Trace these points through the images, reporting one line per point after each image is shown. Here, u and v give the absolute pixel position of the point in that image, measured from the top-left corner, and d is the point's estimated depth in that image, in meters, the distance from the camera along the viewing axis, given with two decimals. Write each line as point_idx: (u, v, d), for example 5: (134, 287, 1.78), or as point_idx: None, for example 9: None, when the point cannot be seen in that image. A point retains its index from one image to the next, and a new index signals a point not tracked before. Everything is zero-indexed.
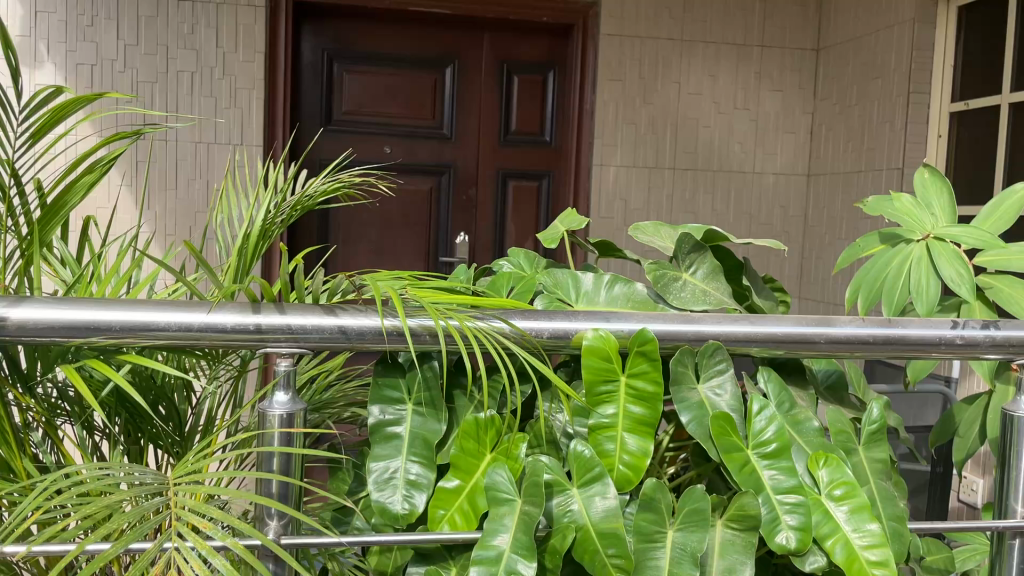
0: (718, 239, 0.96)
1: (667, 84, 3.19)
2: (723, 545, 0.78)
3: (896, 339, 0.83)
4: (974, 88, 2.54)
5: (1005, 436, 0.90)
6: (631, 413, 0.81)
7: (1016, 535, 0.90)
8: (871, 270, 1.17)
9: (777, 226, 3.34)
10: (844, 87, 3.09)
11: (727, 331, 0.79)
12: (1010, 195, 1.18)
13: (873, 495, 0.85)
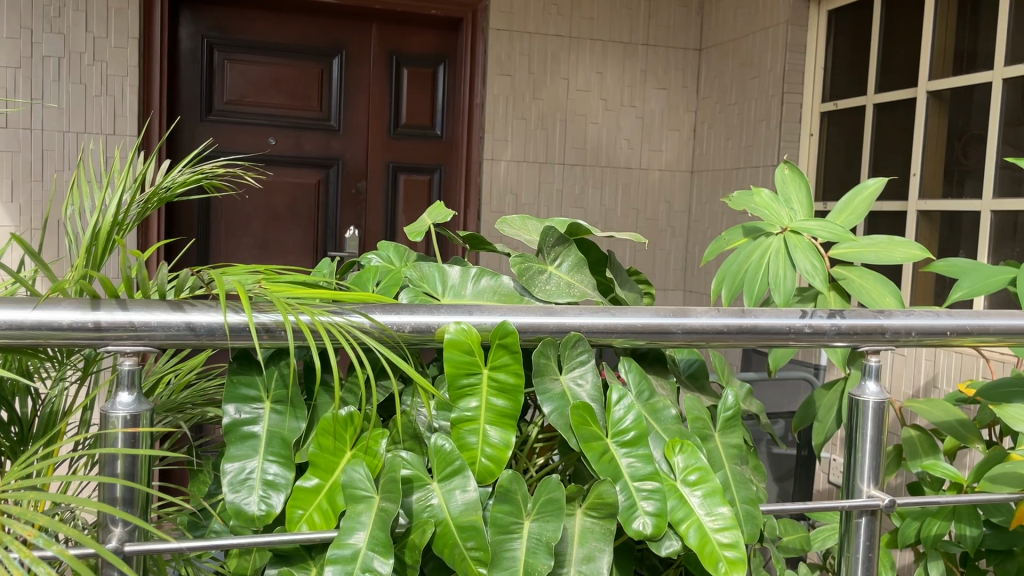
0: (583, 234, 0.97)
1: (556, 79, 3.23)
2: (582, 533, 0.79)
3: (749, 328, 0.86)
4: (842, 88, 2.67)
5: (851, 421, 0.95)
6: (494, 405, 0.81)
7: (863, 514, 0.94)
8: (734, 262, 1.21)
9: (662, 221, 3.43)
10: (724, 85, 3.19)
11: (587, 323, 0.81)
12: (863, 190, 1.24)
13: (727, 479, 0.89)
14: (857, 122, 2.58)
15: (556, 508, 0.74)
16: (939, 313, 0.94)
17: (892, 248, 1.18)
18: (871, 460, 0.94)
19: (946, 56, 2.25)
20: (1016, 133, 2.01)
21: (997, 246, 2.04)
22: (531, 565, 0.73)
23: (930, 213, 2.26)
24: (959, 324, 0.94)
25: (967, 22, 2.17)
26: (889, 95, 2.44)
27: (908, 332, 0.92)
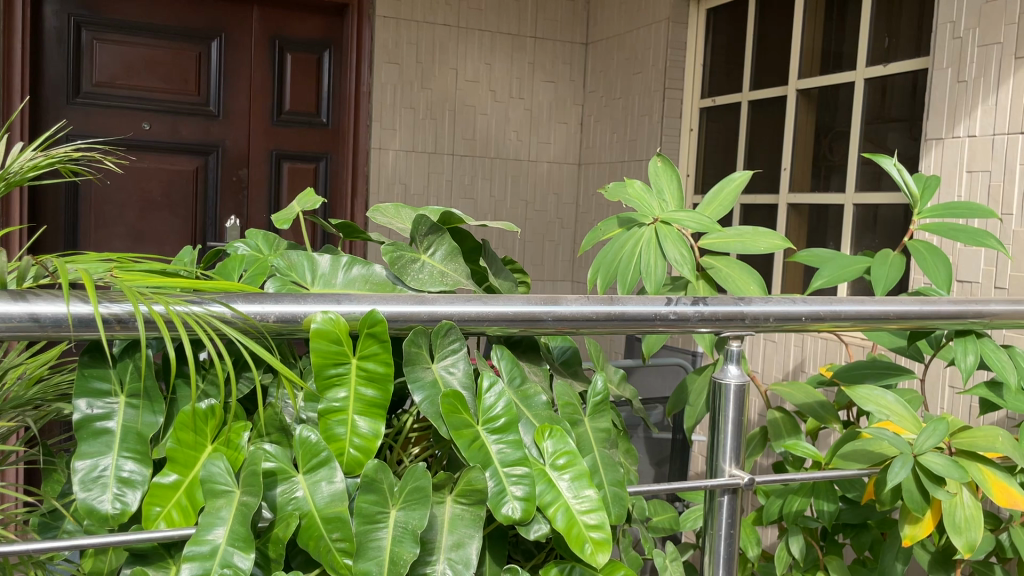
0: (456, 223, 0.96)
1: (444, 70, 3.22)
2: (452, 520, 0.80)
3: (617, 315, 0.88)
4: (719, 86, 2.76)
5: (715, 404, 0.99)
6: (364, 395, 0.80)
7: (725, 492, 0.99)
8: (609, 253, 1.23)
9: (551, 212, 3.48)
10: (610, 80, 3.26)
11: (458, 311, 0.81)
12: (730, 182, 1.28)
13: (596, 462, 0.91)
14: (733, 118, 2.68)
15: (423, 496, 0.74)
16: (795, 300, 0.99)
17: (756, 238, 1.23)
18: (733, 441, 0.99)
19: (814, 56, 2.36)
20: (875, 130, 2.12)
21: (859, 237, 2.15)
22: (396, 554, 0.73)
23: (800, 206, 2.37)
24: (812, 310, 0.99)
25: (833, 25, 2.28)
26: (763, 92, 2.54)
27: (766, 318, 0.96)
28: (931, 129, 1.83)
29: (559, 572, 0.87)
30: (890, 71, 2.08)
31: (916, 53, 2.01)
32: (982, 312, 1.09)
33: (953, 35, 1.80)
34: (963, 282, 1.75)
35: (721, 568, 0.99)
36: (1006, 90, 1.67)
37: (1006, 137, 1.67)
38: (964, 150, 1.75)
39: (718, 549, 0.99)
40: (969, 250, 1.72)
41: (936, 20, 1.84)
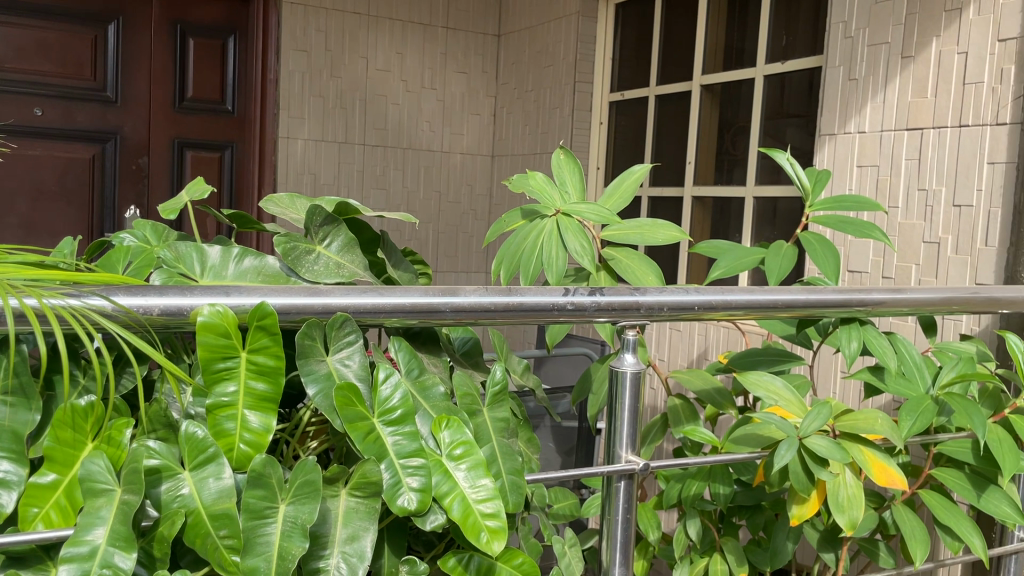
0: (352, 213, 0.95)
1: (354, 58, 3.18)
2: (346, 513, 0.79)
3: (514, 306, 0.89)
4: (628, 79, 2.81)
5: (612, 392, 1.01)
6: (254, 389, 0.78)
7: (622, 478, 1.01)
8: (512, 243, 1.25)
9: (464, 203, 3.48)
10: (521, 72, 3.28)
11: (353, 303, 0.80)
12: (629, 175, 1.31)
13: (494, 452, 0.91)
14: (641, 111, 2.72)
15: (314, 490, 0.73)
16: (689, 290, 1.02)
17: (655, 230, 1.26)
18: (629, 428, 1.01)
19: (717, 52, 2.42)
20: (775, 125, 2.19)
21: (759, 229, 2.22)
22: (284, 549, 0.72)
23: (704, 199, 2.43)
24: (704, 300, 1.02)
25: (735, 22, 2.34)
26: (669, 87, 2.59)
27: (661, 308, 0.99)
28: (825, 124, 1.90)
29: (457, 562, 0.88)
30: (788, 68, 2.15)
31: (811, 52, 2.08)
32: (865, 300, 1.14)
33: (845, 34, 1.87)
34: (854, 272, 1.82)
35: (617, 552, 1.01)
36: (893, 88, 1.75)
37: (893, 133, 1.74)
38: (854, 146, 1.83)
39: (615, 534, 1.01)
40: (859, 242, 1.80)
41: (830, 20, 1.91)
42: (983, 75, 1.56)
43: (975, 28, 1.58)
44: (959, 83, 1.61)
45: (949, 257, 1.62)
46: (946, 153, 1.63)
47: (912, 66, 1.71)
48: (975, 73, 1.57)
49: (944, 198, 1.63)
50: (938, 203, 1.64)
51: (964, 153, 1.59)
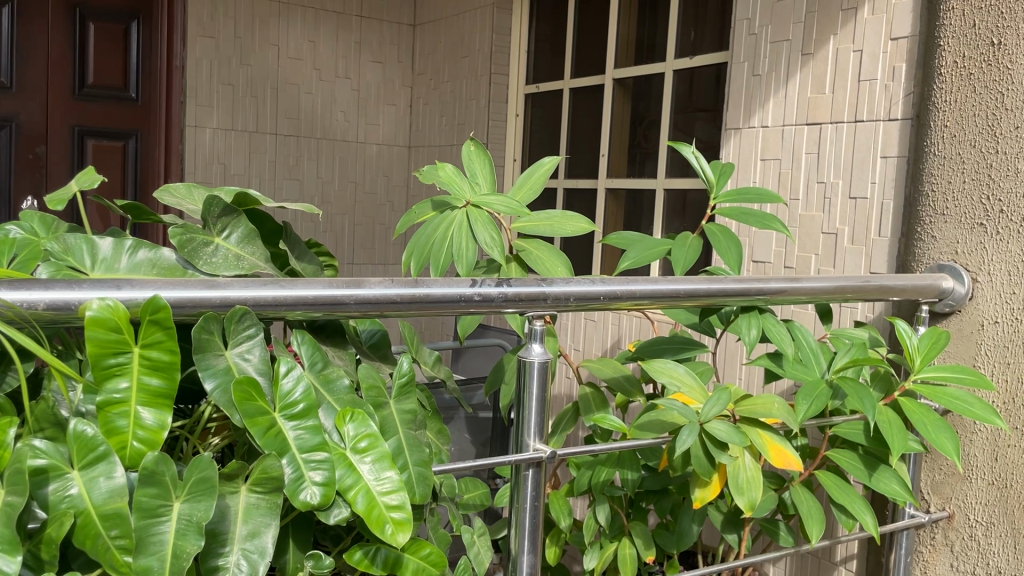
0: (252, 204, 0.94)
1: (265, 46, 3.13)
2: (247, 510, 0.78)
3: (420, 298, 0.89)
4: (543, 72, 2.82)
5: (520, 382, 1.02)
6: (147, 385, 0.75)
7: (530, 466, 1.02)
8: (423, 235, 1.24)
9: (380, 195, 3.46)
10: (437, 63, 3.26)
11: (253, 295, 0.79)
12: (539, 167, 1.32)
13: (400, 444, 0.91)
14: (555, 104, 2.74)
15: (209, 487, 0.72)
16: (594, 280, 1.04)
17: (564, 222, 1.28)
18: (536, 417, 1.02)
19: (629, 46, 2.45)
20: (684, 119, 2.24)
21: (669, 221, 2.27)
22: (179, 548, 0.70)
23: (617, 191, 2.47)
24: (609, 290, 1.04)
25: (646, 17, 2.38)
26: (583, 80, 2.62)
27: (567, 298, 1.00)
28: (730, 119, 1.96)
29: (364, 555, 0.88)
30: (696, 63, 2.19)
31: (717, 47, 2.13)
32: (764, 289, 1.18)
33: (749, 31, 1.92)
34: (758, 262, 1.89)
35: (526, 540, 1.03)
36: (794, 83, 1.81)
37: (794, 127, 1.80)
38: (758, 140, 1.89)
39: (523, 522, 1.02)
40: (763, 233, 1.86)
41: (735, 18, 1.96)
42: (876, 72, 1.62)
43: (870, 27, 1.64)
44: (854, 80, 1.67)
45: (845, 248, 1.68)
46: (843, 147, 1.69)
47: (811, 63, 1.77)
48: (869, 70, 1.64)
49: (841, 190, 1.69)
50: (836, 195, 1.71)
51: (860, 147, 1.65)
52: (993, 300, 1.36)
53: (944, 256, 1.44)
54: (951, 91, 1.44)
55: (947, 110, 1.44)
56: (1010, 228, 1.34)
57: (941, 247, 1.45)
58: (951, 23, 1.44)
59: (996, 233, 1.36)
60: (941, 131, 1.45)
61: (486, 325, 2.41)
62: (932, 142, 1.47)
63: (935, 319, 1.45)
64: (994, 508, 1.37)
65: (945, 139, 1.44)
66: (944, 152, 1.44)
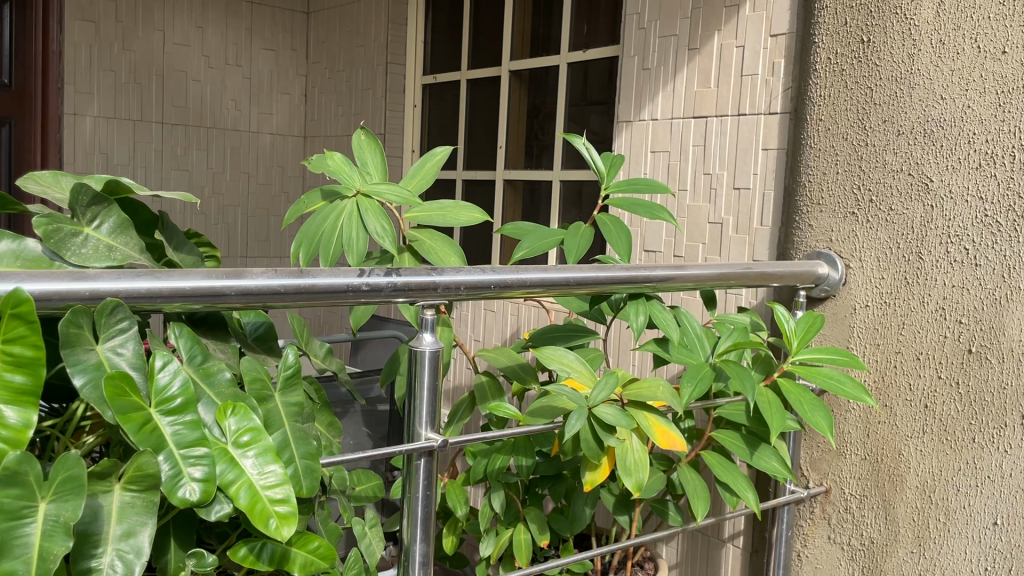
0: (125, 192, 0.90)
1: (149, 31, 3.03)
2: (121, 509, 0.75)
3: (306, 288, 0.88)
4: (440, 63, 2.80)
5: (410, 371, 1.01)
6: (10, 382, 0.71)
7: (421, 456, 1.02)
8: (312, 225, 1.19)
9: (275, 186, 3.39)
10: (332, 51, 3.20)
11: (125, 287, 0.76)
12: (432, 157, 1.31)
13: (286, 438, 0.89)
14: (452, 95, 2.74)
15: (78, 486, 0.69)
16: (484, 269, 1.05)
17: (457, 212, 1.28)
18: (427, 406, 1.02)
19: (524, 38, 2.46)
20: (578, 112, 2.27)
21: (566, 212, 2.30)
22: (45, 550, 0.67)
23: (515, 183, 2.49)
24: (499, 279, 1.05)
25: (541, 10, 2.40)
26: (480, 71, 2.62)
27: (457, 287, 1.00)
28: (622, 112, 2.00)
29: (249, 551, 0.86)
30: (590, 56, 2.22)
31: (610, 41, 2.16)
32: (650, 277, 1.22)
33: (639, 25, 1.96)
34: (649, 252, 1.94)
35: (418, 529, 1.03)
36: (681, 78, 1.86)
37: (682, 121, 1.86)
38: (648, 132, 1.93)
39: (415, 511, 1.02)
40: (654, 223, 1.91)
41: (625, 12, 2.00)
42: (758, 68, 1.69)
43: (751, 24, 1.70)
44: (737, 74, 1.73)
45: (731, 237, 1.74)
46: (727, 139, 1.75)
47: (697, 58, 1.82)
48: (751, 65, 1.70)
49: (726, 181, 1.75)
50: (720, 186, 1.77)
51: (743, 140, 1.72)
52: (864, 285, 1.44)
53: (819, 243, 1.51)
54: (823, 86, 1.50)
55: (821, 105, 1.51)
56: (879, 217, 1.42)
57: (816, 235, 1.51)
58: (824, 21, 1.50)
59: (866, 222, 1.44)
60: (816, 124, 1.51)
61: (384, 316, 2.38)
62: (808, 135, 1.53)
63: (812, 304, 1.52)
64: (867, 481, 1.45)
65: (818, 132, 1.51)
66: (819, 145, 1.51)
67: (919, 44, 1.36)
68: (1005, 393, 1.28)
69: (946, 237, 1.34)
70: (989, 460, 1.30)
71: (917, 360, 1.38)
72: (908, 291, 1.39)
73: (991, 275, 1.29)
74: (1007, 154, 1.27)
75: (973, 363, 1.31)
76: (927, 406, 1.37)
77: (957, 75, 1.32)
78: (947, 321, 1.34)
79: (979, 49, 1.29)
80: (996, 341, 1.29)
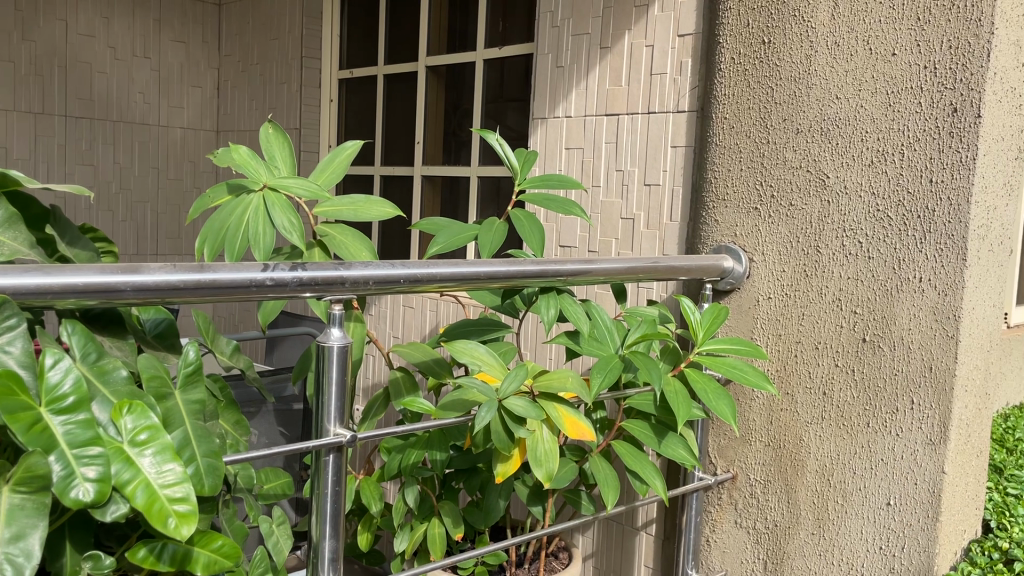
0: (13, 184, 0.87)
1: (51, 21, 2.94)
2: (9, 512, 0.73)
3: (207, 283, 0.86)
4: (356, 58, 2.77)
5: (318, 367, 1.00)
6: None
7: (330, 452, 1.01)
8: (217, 220, 1.17)
9: (186, 182, 3.32)
10: (245, 44, 3.13)
11: (12, 283, 0.73)
12: (341, 151, 1.31)
13: (186, 437, 0.88)
14: (369, 90, 2.72)
15: None
16: (393, 264, 1.05)
17: (368, 206, 1.27)
18: (336, 401, 1.02)
19: (441, 34, 2.46)
20: (495, 108, 2.28)
21: (483, 208, 2.31)
22: None
23: (433, 179, 2.48)
24: (410, 273, 1.05)
25: (457, 7, 2.40)
26: (396, 66, 2.61)
27: (365, 282, 1.00)
28: (537, 109, 2.02)
29: (148, 552, 0.85)
30: (506, 53, 2.23)
31: (524, 39, 2.18)
32: (561, 271, 1.24)
33: (552, 24, 1.99)
34: (564, 247, 1.97)
35: (327, 525, 1.02)
36: (593, 76, 1.89)
37: (595, 118, 1.89)
38: (563, 129, 1.96)
39: (324, 508, 1.02)
40: (569, 219, 1.94)
41: (539, 10, 2.03)
42: (666, 67, 1.73)
43: (660, 23, 1.74)
44: (647, 73, 1.77)
45: (642, 232, 1.78)
46: (637, 137, 1.79)
47: (609, 56, 1.85)
48: (660, 64, 1.74)
49: (637, 177, 1.79)
50: (632, 182, 1.80)
51: (652, 137, 1.75)
52: (767, 278, 1.50)
53: (724, 238, 1.56)
54: (727, 85, 1.55)
55: (725, 104, 1.55)
56: (781, 212, 1.47)
57: (722, 230, 1.56)
58: (728, 22, 1.55)
59: (768, 217, 1.49)
60: (721, 123, 1.56)
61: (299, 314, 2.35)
62: (713, 133, 1.57)
63: (718, 297, 1.57)
64: (770, 467, 1.50)
65: (724, 130, 1.56)
66: (723, 143, 1.56)
67: (816, 46, 1.42)
68: (897, 378, 1.35)
69: (842, 231, 1.40)
70: (882, 444, 1.36)
71: (816, 349, 1.44)
72: (807, 284, 1.44)
73: (884, 267, 1.35)
74: (897, 151, 1.33)
75: (868, 351, 1.38)
76: (826, 393, 1.43)
77: (851, 75, 1.38)
78: (843, 311, 1.40)
79: (871, 51, 1.35)
80: (888, 330, 1.35)
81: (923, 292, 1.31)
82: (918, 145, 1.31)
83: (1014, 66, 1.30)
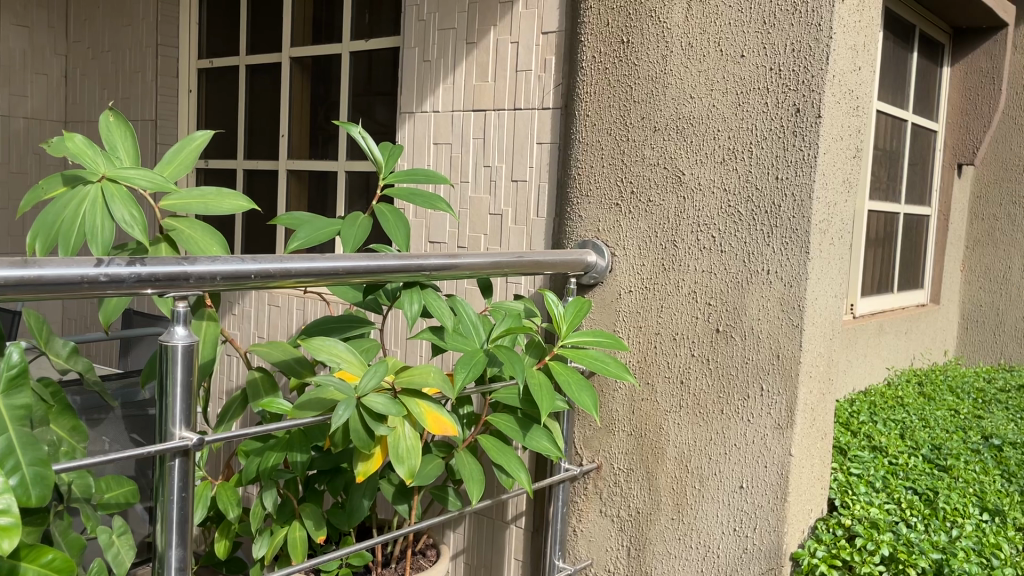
0: None
1: None
2: None
3: (31, 280, 0.80)
4: (216, 47, 2.67)
5: (162, 368, 0.95)
6: None
7: (176, 456, 0.97)
8: (50, 213, 1.09)
9: (32, 175, 3.12)
10: (95, 29, 2.96)
11: None
12: (190, 142, 1.25)
13: (10, 444, 0.82)
14: (230, 81, 2.62)
15: None
16: (244, 258, 1.00)
17: (218, 199, 1.22)
18: (182, 403, 0.97)
19: (306, 25, 2.40)
20: (363, 101, 2.23)
21: (352, 204, 2.26)
22: None
23: (299, 174, 2.42)
24: (261, 268, 1.01)
25: None
26: (259, 57, 2.52)
27: (212, 277, 0.95)
28: (404, 103, 2.00)
29: None
30: (372, 45, 2.20)
31: (391, 32, 2.15)
32: (424, 266, 1.22)
33: (418, 18, 1.98)
34: (434, 243, 1.96)
35: (173, 533, 0.98)
36: (460, 71, 1.89)
37: (461, 113, 1.89)
38: (430, 124, 1.95)
39: (169, 516, 0.97)
40: (438, 215, 1.93)
41: (405, 3, 2.01)
42: (531, 65, 1.74)
43: (524, 21, 1.75)
44: (513, 70, 1.78)
45: (509, 228, 1.79)
46: (504, 132, 1.80)
47: (475, 52, 1.86)
48: (525, 61, 1.75)
49: (504, 173, 1.80)
50: (499, 178, 1.81)
51: (518, 133, 1.77)
52: (627, 271, 1.53)
53: (587, 233, 1.59)
54: (589, 83, 1.58)
55: (587, 101, 1.58)
56: (640, 207, 1.51)
57: (585, 225, 1.59)
58: (589, 20, 1.58)
59: (629, 212, 1.53)
60: (584, 120, 1.59)
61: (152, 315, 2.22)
62: (576, 130, 1.60)
63: (583, 291, 1.59)
64: (633, 456, 1.54)
65: (586, 127, 1.59)
66: (586, 140, 1.59)
67: (672, 46, 1.46)
68: (748, 366, 1.41)
69: (697, 226, 1.45)
70: (735, 430, 1.42)
71: (674, 340, 1.48)
72: (665, 277, 1.49)
73: (735, 260, 1.41)
74: (746, 150, 1.39)
75: (721, 341, 1.43)
76: (683, 382, 1.47)
77: (704, 76, 1.43)
78: (698, 303, 1.45)
79: (722, 52, 1.41)
80: (739, 320, 1.41)
81: (770, 284, 1.38)
82: (765, 144, 1.37)
83: (852, 69, 1.38)
